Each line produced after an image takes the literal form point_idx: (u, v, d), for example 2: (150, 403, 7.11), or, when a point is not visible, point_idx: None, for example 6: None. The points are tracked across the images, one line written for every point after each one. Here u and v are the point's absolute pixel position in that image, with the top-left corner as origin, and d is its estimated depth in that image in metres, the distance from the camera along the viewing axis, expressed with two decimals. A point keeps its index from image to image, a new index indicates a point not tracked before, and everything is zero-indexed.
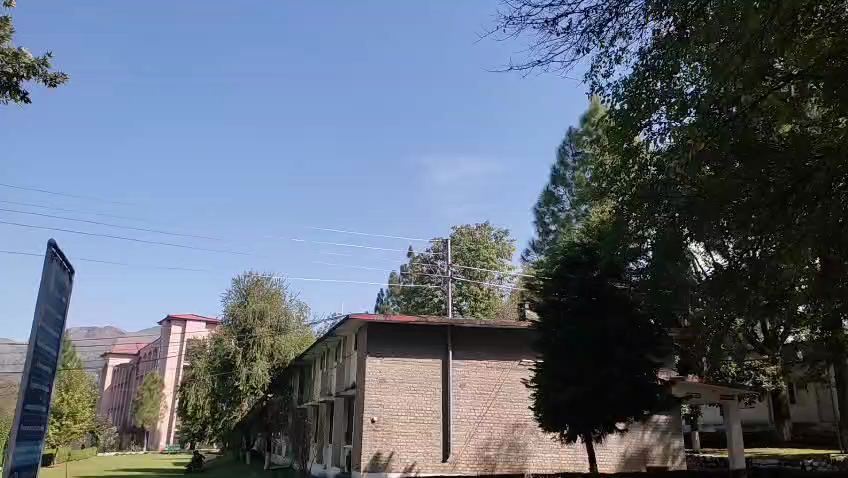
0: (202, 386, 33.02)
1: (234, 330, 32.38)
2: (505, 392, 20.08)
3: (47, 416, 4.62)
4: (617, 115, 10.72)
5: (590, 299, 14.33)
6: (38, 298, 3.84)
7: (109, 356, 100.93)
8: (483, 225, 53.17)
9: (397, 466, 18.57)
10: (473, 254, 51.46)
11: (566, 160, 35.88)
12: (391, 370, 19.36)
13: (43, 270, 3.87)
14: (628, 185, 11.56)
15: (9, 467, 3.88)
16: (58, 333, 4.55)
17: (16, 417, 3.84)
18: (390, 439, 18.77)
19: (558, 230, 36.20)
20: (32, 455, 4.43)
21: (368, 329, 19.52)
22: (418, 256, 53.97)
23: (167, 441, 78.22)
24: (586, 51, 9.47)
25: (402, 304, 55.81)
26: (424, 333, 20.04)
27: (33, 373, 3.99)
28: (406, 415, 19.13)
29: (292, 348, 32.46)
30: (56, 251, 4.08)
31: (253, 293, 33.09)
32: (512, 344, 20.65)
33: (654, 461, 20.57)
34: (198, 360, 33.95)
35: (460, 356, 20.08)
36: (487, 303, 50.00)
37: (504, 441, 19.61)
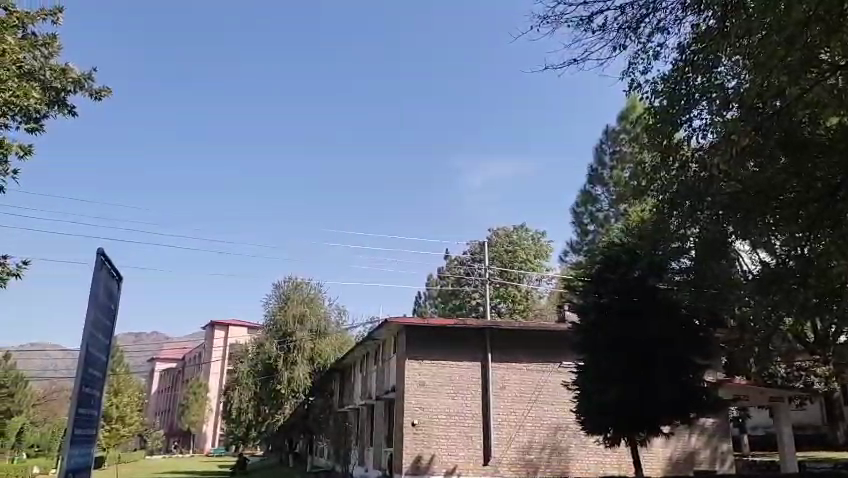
0: (245, 390, 33.59)
1: (275, 334, 32.89)
2: (546, 395, 19.87)
3: (98, 420, 4.77)
4: (656, 112, 10.50)
5: (632, 300, 14.03)
6: (88, 305, 3.99)
7: (156, 361, 103.75)
8: (519, 226, 52.93)
9: (439, 468, 18.56)
10: (510, 256, 51.19)
11: (603, 158, 35.49)
12: (430, 372, 19.40)
13: (92, 278, 4.02)
14: (668, 182, 11.20)
15: (63, 470, 4.01)
16: (107, 339, 4.71)
17: (69, 420, 3.97)
18: (431, 442, 18.78)
19: (598, 230, 35.67)
20: (84, 457, 4.57)
21: (407, 332, 19.62)
22: (455, 258, 53.95)
23: (212, 444, 79.76)
24: (622, 48, 9.32)
25: (439, 307, 55.86)
26: (463, 335, 20.00)
27: (84, 377, 4.14)
28: (446, 418, 19.12)
29: (332, 351, 32.69)
30: (105, 259, 4.22)
31: (292, 297, 33.53)
32: (552, 345, 20.45)
33: (702, 464, 20.07)
34: (241, 364, 34.54)
35: (500, 358, 19.98)
36: (525, 305, 49.64)
37: (546, 444, 19.42)
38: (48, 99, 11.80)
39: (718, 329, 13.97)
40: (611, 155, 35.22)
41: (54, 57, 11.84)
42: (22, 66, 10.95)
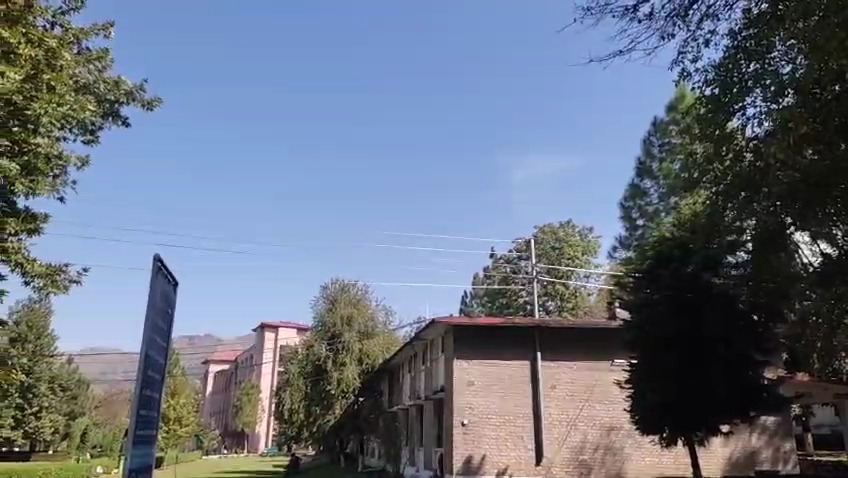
0: (296, 391, 33.74)
1: (323, 335, 33.24)
2: (598, 394, 19.53)
3: (157, 421, 4.89)
4: (707, 102, 10.03)
5: (686, 296, 13.64)
6: (147, 309, 4.10)
7: (211, 363, 106.73)
8: (566, 222, 52.23)
9: (491, 468, 18.43)
10: (556, 253, 50.62)
11: (651, 151, 34.70)
12: (479, 372, 19.30)
13: (150, 284, 4.14)
14: (723, 174, 10.72)
15: (127, 469, 4.13)
16: (164, 342, 4.80)
17: (131, 421, 4.08)
18: (481, 442, 18.67)
19: (647, 225, 34.90)
20: (145, 458, 4.67)
21: (454, 332, 19.57)
22: (501, 257, 53.67)
23: (267, 443, 81.60)
24: (670, 36, 9.10)
25: (486, 306, 55.59)
26: (511, 334, 19.83)
27: (144, 381, 4.24)
28: (496, 418, 18.99)
29: (381, 352, 32.91)
30: (162, 264, 4.34)
31: (340, 299, 33.82)
32: (602, 343, 20.07)
33: (763, 464, 19.38)
34: (291, 365, 34.82)
35: (549, 357, 19.71)
36: (574, 303, 49.00)
37: (599, 444, 19.10)
38: (103, 112, 12.54)
39: (778, 325, 13.35)
40: (660, 147, 34.34)
41: (107, 71, 12.48)
42: (77, 81, 11.69)
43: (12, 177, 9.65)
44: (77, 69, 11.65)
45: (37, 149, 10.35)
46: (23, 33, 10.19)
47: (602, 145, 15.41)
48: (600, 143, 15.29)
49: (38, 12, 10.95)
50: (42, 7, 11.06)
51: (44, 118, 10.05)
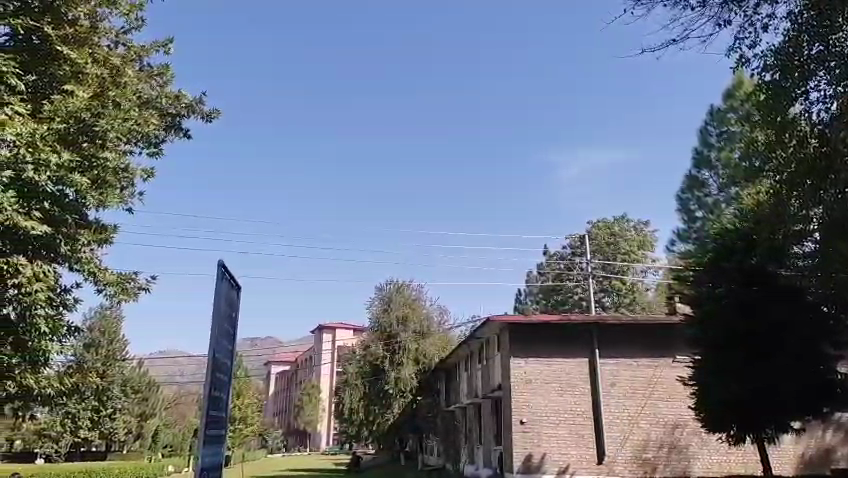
0: (356, 390, 34.37)
1: (379, 336, 33.68)
2: (661, 391, 19.09)
3: (226, 421, 5.11)
4: (767, 88, 9.79)
5: (751, 289, 13.28)
6: (213, 313, 4.31)
7: (271, 365, 109.63)
8: (620, 217, 51.26)
9: (551, 467, 18.26)
10: (612, 248, 49.72)
11: (709, 140, 33.60)
12: (536, 370, 19.16)
13: (215, 289, 4.35)
14: (786, 162, 10.19)
15: (199, 467, 4.34)
16: (230, 345, 5.02)
17: (201, 422, 4.29)
18: (541, 441, 18.52)
19: (707, 216, 33.87)
20: (215, 457, 4.89)
21: (509, 331, 19.47)
22: (554, 253, 53.16)
23: (327, 443, 83.22)
24: (726, 23, 9.01)
25: (541, 303, 55.02)
26: (568, 331, 19.64)
27: (212, 383, 4.44)
28: (556, 416, 18.81)
29: (436, 352, 33.10)
30: (225, 270, 4.54)
31: (395, 299, 34.14)
32: (664, 339, 19.60)
33: (839, 462, 18.59)
34: (350, 366, 35.39)
35: (608, 354, 19.39)
36: (631, 298, 48.06)
37: (664, 443, 18.69)
38: (166, 125, 13.34)
39: None
40: (718, 136, 33.05)
41: (169, 85, 13.30)
42: (142, 96, 12.40)
43: (83, 190, 10.23)
44: (141, 85, 12.48)
45: (104, 163, 10.80)
46: (88, 53, 11.53)
47: (655, 136, 14.92)
48: (654, 134, 14.84)
49: (102, 34, 12.35)
50: (106, 28, 12.51)
51: (111, 133, 10.59)
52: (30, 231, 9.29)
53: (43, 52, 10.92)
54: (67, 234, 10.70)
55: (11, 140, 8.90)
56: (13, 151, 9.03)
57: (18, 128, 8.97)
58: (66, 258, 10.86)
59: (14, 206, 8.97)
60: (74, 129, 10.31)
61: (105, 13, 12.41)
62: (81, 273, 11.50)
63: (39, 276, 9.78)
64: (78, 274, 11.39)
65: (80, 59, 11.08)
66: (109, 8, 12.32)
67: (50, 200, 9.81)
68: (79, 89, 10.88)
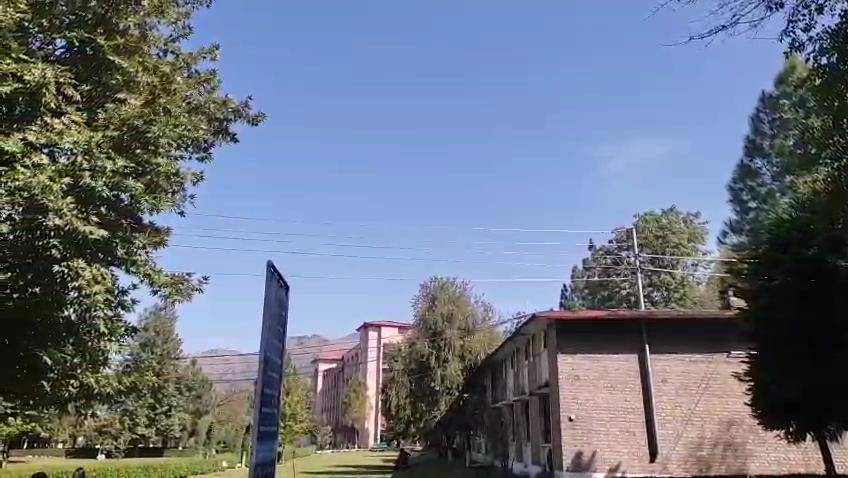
0: (402, 387, 34.61)
1: (425, 333, 33.83)
2: (715, 387, 18.61)
3: (278, 418, 5.21)
4: (825, 73, 9.41)
5: (809, 281, 12.72)
6: (264, 311, 4.42)
7: (319, 362, 111.37)
8: (669, 209, 50.10)
9: (602, 466, 17.99)
10: (660, 241, 48.67)
11: (761, 128, 32.52)
12: (584, 366, 18.90)
13: (265, 289, 4.45)
14: (845, 148, 9.80)
15: (253, 461, 4.44)
16: (281, 342, 5.12)
17: (254, 417, 4.38)
18: (591, 438, 18.26)
19: (760, 207, 32.76)
20: (268, 451, 5.01)
21: (556, 327, 19.21)
22: (600, 247, 52.42)
23: (375, 440, 84.01)
24: (777, 6, 8.50)
25: (588, 299, 54.14)
26: (617, 327, 19.32)
27: (265, 378, 4.54)
28: (605, 413, 18.53)
29: (482, 348, 33.03)
30: (274, 269, 4.64)
31: (439, 296, 34.23)
32: (717, 335, 19.08)
33: None
34: (396, 363, 35.66)
35: (659, 350, 18.99)
36: (682, 293, 47.00)
37: (719, 440, 18.21)
38: (215, 130, 13.77)
39: None
40: (771, 123, 32.06)
41: (215, 91, 13.76)
42: (190, 102, 12.88)
43: (137, 193, 10.49)
44: (189, 91, 13.01)
45: (156, 169, 11.01)
46: (139, 63, 11.90)
47: (701, 124, 14.56)
48: (700, 123, 14.45)
49: (152, 42, 12.79)
50: (155, 37, 12.98)
51: (162, 138, 10.99)
52: (90, 237, 9.53)
53: (96, 62, 11.29)
54: (123, 237, 10.84)
55: (69, 148, 9.62)
56: (72, 159, 9.69)
57: (76, 136, 9.68)
58: (122, 261, 11.13)
59: (72, 211, 9.30)
60: (128, 136, 10.81)
61: (154, 22, 12.89)
62: (137, 276, 11.91)
63: (98, 278, 10.01)
64: (134, 277, 11.82)
65: (132, 68, 11.47)
66: (157, 17, 12.81)
67: (107, 205, 10.12)
68: (132, 97, 11.41)
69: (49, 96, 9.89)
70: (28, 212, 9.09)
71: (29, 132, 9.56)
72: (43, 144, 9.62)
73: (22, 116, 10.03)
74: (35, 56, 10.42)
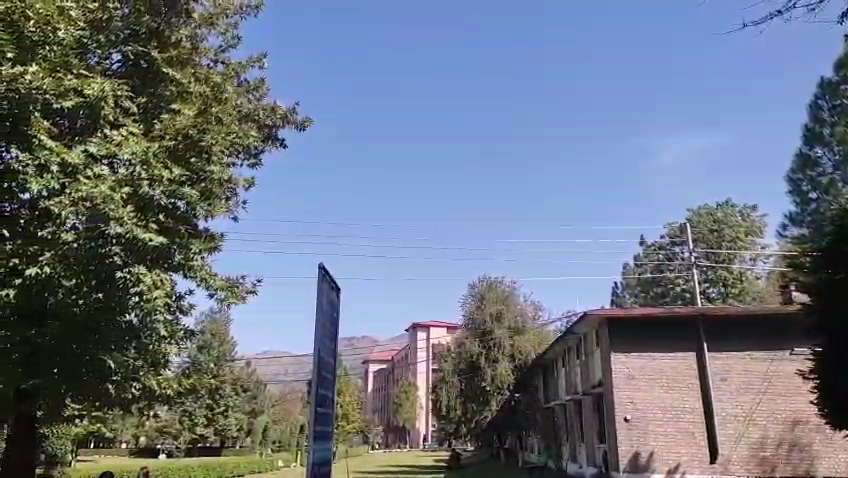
0: (452, 387, 34.62)
1: (474, 334, 33.68)
2: (778, 386, 17.93)
3: (332, 419, 5.27)
4: None
5: None
6: (317, 313, 4.49)
7: (369, 363, 112.61)
8: (724, 203, 48.49)
9: (660, 467, 17.57)
10: (716, 236, 47.25)
11: (821, 115, 31.15)
12: (639, 365, 18.48)
13: (317, 291, 4.52)
14: None
15: (309, 461, 4.52)
16: (333, 343, 5.18)
17: (310, 417, 4.44)
18: (648, 438, 17.85)
19: (822, 197, 31.40)
20: (324, 451, 5.07)
21: (609, 326, 18.86)
22: (653, 243, 51.32)
23: (427, 439, 84.41)
24: None
25: (640, 296, 52.98)
26: (672, 325, 18.82)
27: (319, 379, 4.61)
28: (662, 413, 18.09)
29: (533, 348, 32.72)
30: (326, 271, 4.71)
31: (488, 296, 34.06)
32: (779, 331, 18.36)
33: None
34: (445, 363, 35.70)
35: (717, 348, 18.41)
36: (740, 288, 45.61)
37: (783, 441, 17.57)
38: (264, 136, 14.10)
39: None
40: (831, 110, 30.65)
41: (264, 98, 14.16)
42: (240, 111, 13.33)
43: (193, 201, 10.77)
44: (239, 99, 13.48)
45: (211, 176, 11.34)
46: (191, 73, 12.36)
47: None
48: None
49: (202, 53, 13.15)
50: (206, 47, 13.34)
51: (216, 146, 11.40)
52: (149, 243, 9.81)
53: (151, 74, 11.75)
54: (181, 243, 11.19)
55: (128, 158, 9.98)
56: (131, 169, 10.05)
57: (133, 147, 10.06)
58: (180, 267, 11.55)
59: (132, 219, 9.65)
60: (183, 146, 11.17)
61: (205, 33, 13.28)
62: (194, 280, 12.32)
63: (158, 284, 10.37)
64: (191, 281, 12.18)
65: (184, 79, 11.92)
66: (207, 28, 13.20)
67: (163, 212, 10.44)
68: (185, 107, 11.70)
69: (107, 109, 10.17)
70: (90, 219, 9.35)
71: (90, 144, 9.96)
72: (103, 155, 10.03)
73: (81, 129, 10.54)
74: (94, 71, 10.90)
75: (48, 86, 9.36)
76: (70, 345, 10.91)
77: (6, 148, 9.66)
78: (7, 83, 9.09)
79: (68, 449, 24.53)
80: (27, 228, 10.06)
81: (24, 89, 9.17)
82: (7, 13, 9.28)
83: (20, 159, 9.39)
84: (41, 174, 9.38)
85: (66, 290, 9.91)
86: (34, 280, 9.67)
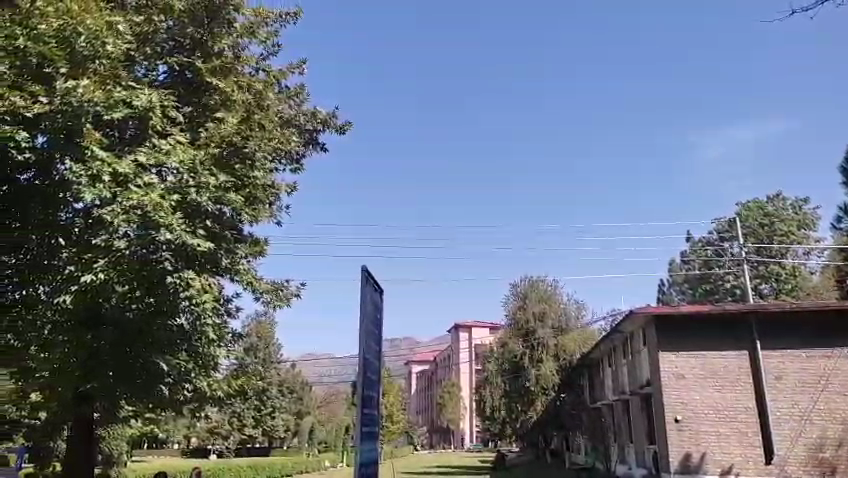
0: (496, 388, 34.42)
1: (517, 333, 33.43)
2: (837, 384, 17.23)
3: (378, 421, 5.29)
4: None
5: None
6: (362, 315, 4.55)
7: (412, 364, 113.12)
8: (775, 196, 46.86)
9: (713, 468, 17.14)
10: (767, 230, 45.80)
11: None
12: (689, 365, 18.03)
13: (361, 294, 4.58)
14: None
15: (357, 462, 4.56)
16: (377, 344, 5.20)
17: (357, 420, 4.45)
18: (700, 439, 17.41)
19: None
20: (371, 451, 5.10)
21: (656, 325, 18.45)
22: (700, 239, 50.07)
23: (471, 441, 84.08)
24: None
25: (689, 293, 51.73)
26: (723, 323, 18.28)
27: (364, 382, 4.62)
28: (714, 413, 17.64)
29: (577, 347, 32.41)
30: (368, 274, 4.78)
31: (530, 295, 33.82)
32: (837, 328, 17.64)
33: None
34: (489, 364, 35.56)
35: (771, 346, 17.80)
36: (793, 284, 44.05)
37: (843, 441, 16.87)
38: (305, 141, 14.33)
39: None
40: None
41: (304, 104, 14.34)
42: (281, 117, 13.60)
43: (239, 206, 11.13)
44: (281, 106, 13.72)
45: (255, 181, 11.70)
46: (234, 81, 12.49)
47: None
48: None
49: (245, 61, 13.37)
50: (247, 56, 13.50)
51: (258, 153, 11.78)
52: (198, 249, 10.13)
53: (195, 85, 12.12)
54: (227, 248, 11.38)
55: (176, 167, 10.31)
56: (180, 177, 10.37)
57: (181, 156, 10.39)
58: (227, 270, 11.78)
59: (181, 225, 9.87)
60: (227, 152, 11.45)
61: (246, 43, 13.47)
62: (240, 283, 12.59)
63: (206, 288, 10.72)
64: (239, 284, 12.43)
65: (228, 88, 12.09)
66: (249, 37, 13.43)
67: (211, 218, 10.83)
68: (229, 115, 11.96)
69: (155, 119, 10.58)
70: (141, 227, 9.67)
71: (140, 153, 10.31)
72: (152, 164, 10.38)
73: (132, 138, 10.91)
74: (141, 82, 11.13)
75: (99, 99, 9.63)
76: (124, 349, 11.42)
77: (61, 160, 10.02)
78: (62, 96, 9.53)
79: (123, 449, 25.28)
80: (80, 239, 10.27)
81: (76, 102, 9.51)
82: (60, 30, 9.70)
83: (73, 171, 9.61)
84: (94, 184, 9.59)
85: (120, 294, 10.14)
86: (89, 286, 9.86)
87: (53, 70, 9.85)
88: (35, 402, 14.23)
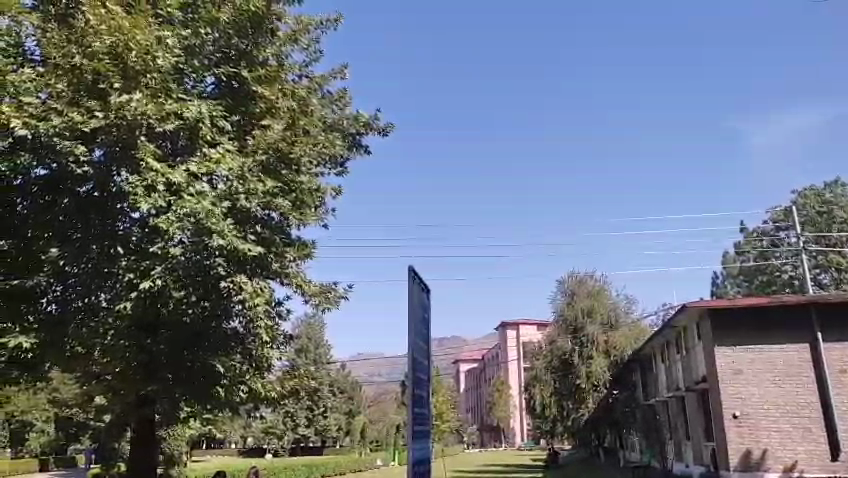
0: (546, 386, 34.16)
1: (566, 330, 33.06)
2: None
3: (429, 422, 5.35)
4: None
5: None
6: (409, 310, 4.62)
7: (461, 363, 113.20)
8: (833, 182, 44.89)
9: (775, 465, 16.61)
10: (826, 218, 43.96)
11: None
12: (747, 359, 17.49)
13: (408, 291, 4.66)
14: None
15: (410, 460, 4.63)
16: (426, 343, 5.26)
17: (408, 417, 4.52)
18: (760, 436, 16.93)
19: None
20: (423, 451, 5.14)
21: (711, 318, 17.90)
22: (754, 230, 48.50)
23: (522, 439, 83.68)
24: None
25: (744, 286, 50.09)
26: (782, 315, 17.63)
27: (414, 378, 4.70)
28: (775, 408, 17.08)
29: (628, 343, 31.70)
30: (415, 273, 4.85)
31: (578, 291, 33.36)
32: None
33: None
34: (537, 361, 35.27)
35: (834, 338, 17.12)
36: None
37: None
38: (349, 145, 14.50)
39: None
40: None
41: (347, 108, 14.55)
42: (325, 122, 13.88)
43: (287, 211, 11.67)
44: (324, 110, 13.99)
45: (301, 186, 12.18)
46: (278, 89, 12.75)
47: None
48: None
49: (288, 69, 13.61)
50: (290, 64, 13.76)
51: (302, 158, 12.11)
52: (247, 253, 10.51)
53: (243, 93, 12.40)
54: (276, 251, 11.67)
55: (226, 174, 10.61)
56: (229, 184, 10.71)
57: (231, 164, 10.67)
58: (279, 274, 12.32)
59: (232, 231, 10.28)
60: (274, 159, 11.76)
61: (289, 50, 13.77)
62: (290, 286, 12.96)
63: (259, 291, 11.02)
64: (288, 287, 12.77)
65: (273, 96, 12.45)
66: (291, 45, 13.79)
67: (260, 224, 11.32)
68: (274, 122, 12.24)
69: (205, 129, 10.98)
70: (195, 233, 10.03)
71: (191, 163, 10.56)
72: (203, 173, 10.64)
73: (182, 150, 11.13)
74: (191, 94, 11.46)
75: (151, 111, 10.01)
76: (182, 352, 11.97)
77: (117, 172, 10.37)
78: (116, 110, 9.88)
79: (184, 450, 26.12)
80: (139, 246, 10.62)
81: (131, 115, 9.90)
82: (113, 47, 10.05)
83: (129, 182, 10.00)
84: (149, 194, 9.97)
85: (177, 300, 10.59)
86: (148, 292, 10.30)
87: (107, 85, 10.15)
88: (100, 406, 14.84)
